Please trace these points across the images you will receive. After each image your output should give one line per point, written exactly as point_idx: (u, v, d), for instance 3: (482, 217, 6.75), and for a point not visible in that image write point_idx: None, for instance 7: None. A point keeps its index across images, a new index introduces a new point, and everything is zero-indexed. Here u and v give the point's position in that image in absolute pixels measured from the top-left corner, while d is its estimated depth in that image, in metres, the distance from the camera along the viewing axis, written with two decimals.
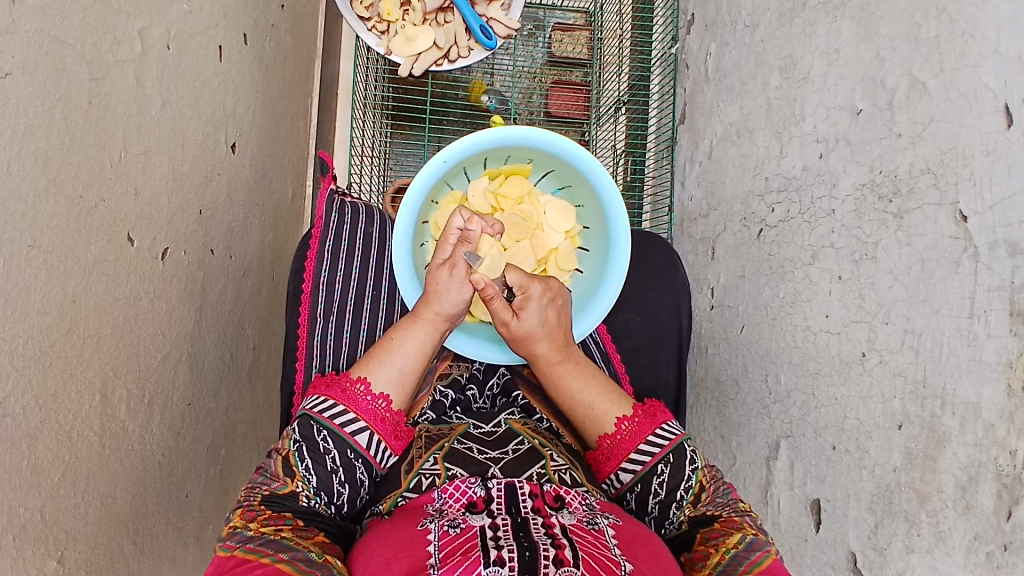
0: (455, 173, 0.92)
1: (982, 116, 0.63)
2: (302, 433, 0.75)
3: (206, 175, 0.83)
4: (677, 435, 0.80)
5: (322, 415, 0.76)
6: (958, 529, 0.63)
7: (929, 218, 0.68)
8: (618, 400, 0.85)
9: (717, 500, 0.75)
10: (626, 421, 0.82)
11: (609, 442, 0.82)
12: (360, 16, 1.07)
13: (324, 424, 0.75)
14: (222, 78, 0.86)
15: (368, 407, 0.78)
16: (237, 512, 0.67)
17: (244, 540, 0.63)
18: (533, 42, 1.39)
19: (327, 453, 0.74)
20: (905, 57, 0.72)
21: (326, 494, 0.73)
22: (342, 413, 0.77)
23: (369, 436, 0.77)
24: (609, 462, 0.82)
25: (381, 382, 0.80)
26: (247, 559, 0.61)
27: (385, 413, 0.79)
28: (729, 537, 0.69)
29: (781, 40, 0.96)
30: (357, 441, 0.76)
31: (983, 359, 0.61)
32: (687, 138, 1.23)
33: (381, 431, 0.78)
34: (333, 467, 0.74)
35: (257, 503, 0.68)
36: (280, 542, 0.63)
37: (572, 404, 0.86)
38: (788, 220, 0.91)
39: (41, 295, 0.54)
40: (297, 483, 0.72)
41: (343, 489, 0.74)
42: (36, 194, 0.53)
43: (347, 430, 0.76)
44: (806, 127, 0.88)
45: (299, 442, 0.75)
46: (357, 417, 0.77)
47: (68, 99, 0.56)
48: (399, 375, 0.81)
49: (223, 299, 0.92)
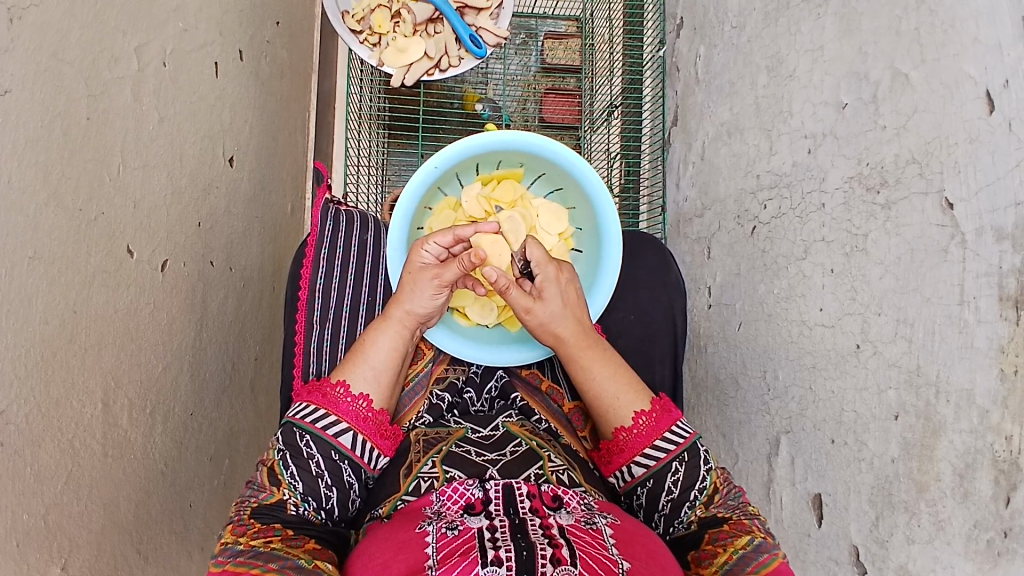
0: (447, 180, 0.94)
1: (964, 104, 0.63)
2: (285, 441, 0.76)
3: (204, 189, 0.85)
4: (689, 435, 0.80)
5: (305, 420, 0.78)
6: (957, 517, 0.63)
7: (916, 208, 0.68)
8: (639, 393, 0.84)
9: (729, 502, 0.75)
10: (643, 416, 0.81)
11: (626, 435, 0.81)
12: (352, 30, 1.09)
13: (307, 429, 0.77)
14: (218, 93, 0.88)
15: (349, 408, 0.79)
16: (228, 526, 0.68)
17: (234, 554, 0.63)
18: (526, 51, 1.42)
19: (311, 458, 0.76)
20: (887, 50, 0.73)
21: (314, 499, 0.74)
22: (323, 417, 0.78)
23: (353, 436, 0.78)
24: (622, 455, 0.81)
25: (359, 382, 0.81)
26: (239, 571, 0.62)
27: (366, 413, 0.80)
28: (737, 538, 0.69)
29: (767, 40, 0.97)
30: (341, 442, 0.78)
31: (975, 346, 0.61)
32: (680, 140, 1.24)
33: (364, 431, 0.79)
34: (318, 471, 0.75)
35: (246, 517, 0.69)
36: (271, 553, 0.64)
37: (596, 394, 0.85)
38: (780, 217, 0.91)
39: (43, 306, 0.56)
40: (284, 490, 0.73)
41: (331, 492, 0.76)
42: (36, 206, 0.55)
43: (330, 432, 0.77)
44: (794, 124, 0.89)
45: (283, 450, 0.76)
46: (338, 420, 0.78)
47: (67, 115, 0.58)
48: (374, 373, 0.82)
49: (224, 310, 0.93)
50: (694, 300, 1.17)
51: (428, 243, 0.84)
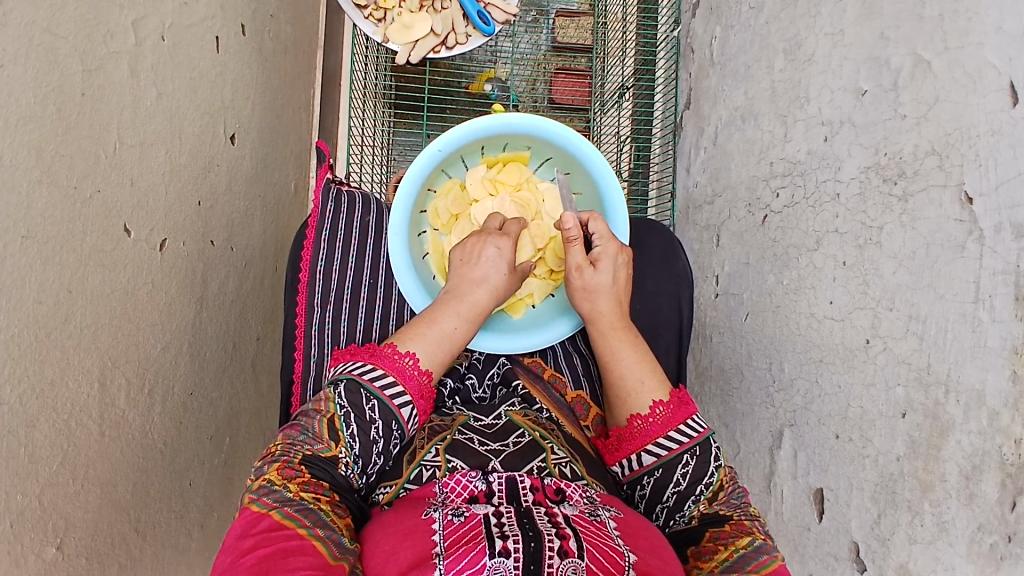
0: (451, 163, 0.92)
1: (987, 94, 0.61)
2: (349, 398, 0.74)
3: (204, 166, 0.83)
4: (702, 430, 0.78)
5: (373, 383, 0.75)
6: (961, 519, 0.62)
7: (934, 200, 0.66)
8: (663, 383, 0.84)
9: (733, 501, 0.74)
10: (661, 406, 0.81)
11: (639, 422, 0.81)
12: (357, 4, 1.06)
13: (376, 393, 0.74)
14: (220, 69, 0.86)
15: (413, 381, 0.78)
16: (275, 466, 0.67)
17: (283, 502, 0.63)
18: (537, 28, 1.39)
19: (372, 422, 0.73)
20: (910, 36, 0.70)
21: (362, 463, 0.72)
22: (391, 384, 0.76)
23: (411, 411, 0.76)
24: (632, 442, 0.80)
25: (424, 357, 0.79)
26: (284, 525, 0.60)
27: (425, 390, 0.79)
28: (739, 539, 0.68)
29: (785, 22, 0.94)
30: (402, 414, 0.75)
31: (987, 346, 0.60)
32: (691, 123, 1.21)
33: (420, 407, 0.78)
34: (374, 437, 0.73)
35: (296, 462, 0.68)
36: (318, 515, 0.63)
37: (621, 378, 0.85)
38: (792, 206, 0.89)
39: (37, 285, 0.55)
40: (340, 448, 0.72)
41: (377, 459, 0.74)
42: (29, 184, 0.54)
43: (394, 400, 0.75)
44: (810, 110, 0.86)
45: (346, 407, 0.73)
46: (405, 392, 0.76)
47: (61, 90, 0.57)
48: (439, 352, 0.80)
49: (225, 289, 0.92)
50: (700, 288, 1.15)
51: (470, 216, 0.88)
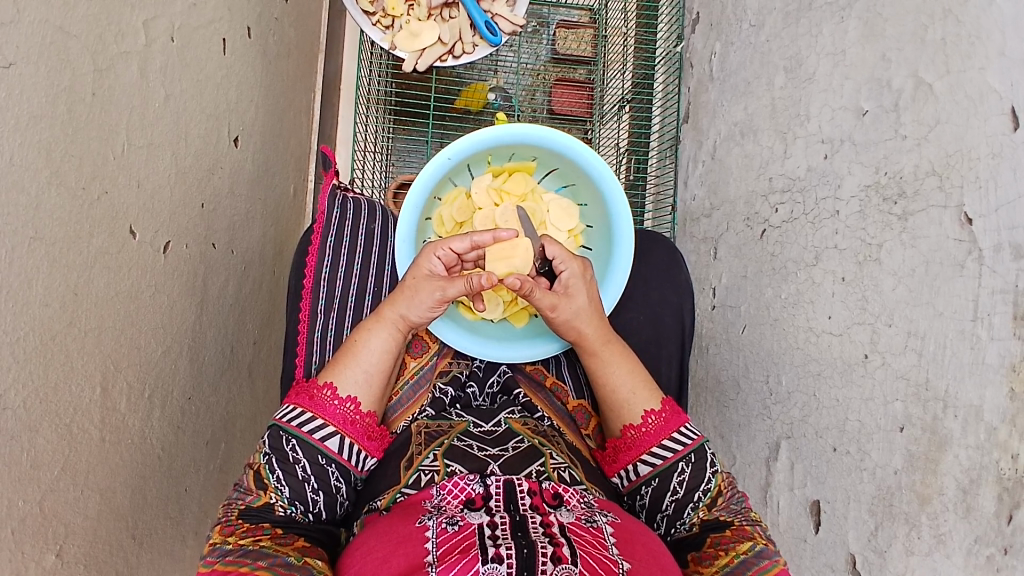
0: (458, 172, 0.92)
1: (988, 118, 0.62)
2: (271, 445, 0.74)
3: (208, 169, 0.82)
4: (695, 438, 0.79)
5: (291, 424, 0.75)
6: (958, 531, 0.63)
7: (934, 220, 0.68)
8: (653, 393, 0.84)
9: (733, 506, 0.76)
10: (652, 415, 0.82)
11: (632, 433, 0.82)
12: (364, 11, 1.07)
13: (294, 433, 0.74)
14: (225, 72, 0.85)
15: (336, 411, 0.77)
16: (216, 528, 0.67)
17: (224, 554, 0.64)
18: (537, 39, 1.39)
19: (297, 463, 0.74)
20: (912, 58, 0.72)
21: (301, 503, 0.73)
22: (310, 421, 0.76)
23: (340, 440, 0.76)
24: (628, 452, 0.81)
25: (349, 385, 0.79)
26: (229, 570, 0.62)
27: (355, 416, 0.78)
28: (740, 544, 0.70)
29: (786, 40, 0.96)
30: (328, 446, 0.75)
31: (985, 362, 0.61)
32: (690, 137, 1.23)
33: (353, 433, 0.77)
34: (305, 476, 0.74)
35: (234, 518, 0.69)
36: (260, 550, 0.65)
37: (610, 390, 0.85)
38: (791, 221, 0.90)
39: (43, 288, 0.54)
40: (271, 494, 0.72)
41: (318, 496, 0.74)
42: (39, 184, 0.53)
43: (316, 436, 0.75)
44: (810, 128, 0.88)
45: (269, 454, 0.74)
46: (326, 423, 0.76)
47: (72, 90, 0.56)
48: (365, 376, 0.81)
49: (224, 293, 0.91)
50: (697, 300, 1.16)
51: (440, 248, 0.81)
